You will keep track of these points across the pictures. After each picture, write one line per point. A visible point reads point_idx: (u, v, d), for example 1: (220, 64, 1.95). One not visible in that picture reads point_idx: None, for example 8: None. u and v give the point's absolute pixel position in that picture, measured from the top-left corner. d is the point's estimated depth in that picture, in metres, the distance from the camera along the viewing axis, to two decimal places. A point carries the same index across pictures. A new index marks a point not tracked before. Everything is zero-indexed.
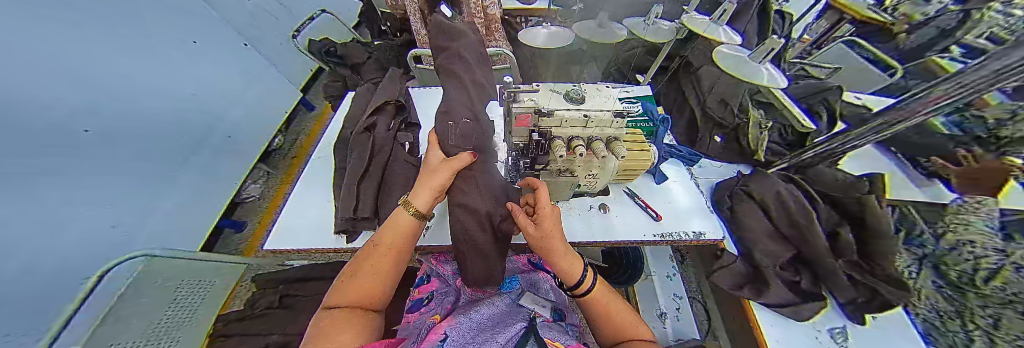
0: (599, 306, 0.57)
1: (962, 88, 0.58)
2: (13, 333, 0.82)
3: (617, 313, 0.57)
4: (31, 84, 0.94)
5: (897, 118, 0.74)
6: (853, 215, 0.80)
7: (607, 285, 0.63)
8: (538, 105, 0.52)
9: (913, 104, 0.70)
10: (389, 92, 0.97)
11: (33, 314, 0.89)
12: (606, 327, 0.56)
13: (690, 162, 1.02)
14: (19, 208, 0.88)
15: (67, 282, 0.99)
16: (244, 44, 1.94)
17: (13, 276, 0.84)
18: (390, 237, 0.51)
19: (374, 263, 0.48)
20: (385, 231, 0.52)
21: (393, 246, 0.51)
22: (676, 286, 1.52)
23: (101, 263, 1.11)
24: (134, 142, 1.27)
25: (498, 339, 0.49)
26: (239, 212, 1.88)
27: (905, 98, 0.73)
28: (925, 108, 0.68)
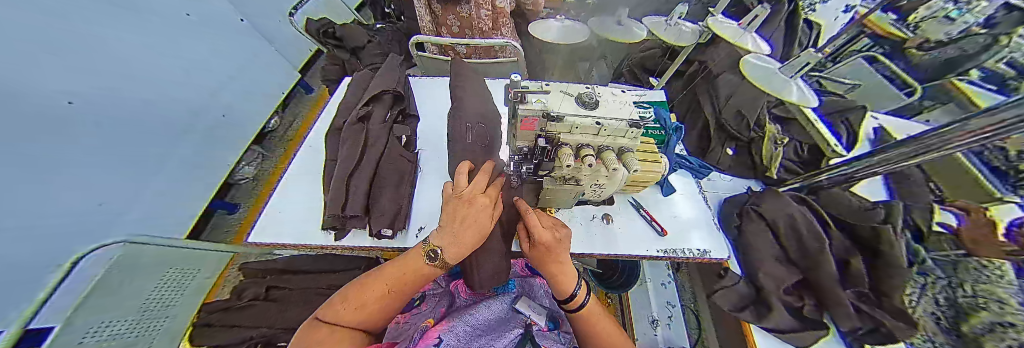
0: (589, 324, 0.54)
1: (993, 125, 0.52)
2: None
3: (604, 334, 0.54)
4: (16, 49, 0.86)
5: (931, 147, 0.66)
6: (867, 241, 0.77)
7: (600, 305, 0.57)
8: (547, 108, 0.48)
9: (940, 136, 0.64)
10: (387, 81, 0.92)
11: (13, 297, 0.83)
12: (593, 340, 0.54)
13: (700, 174, 0.97)
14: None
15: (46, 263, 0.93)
16: (240, 20, 1.83)
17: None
18: (391, 276, 0.46)
19: (366, 296, 0.44)
20: (390, 269, 0.47)
21: (391, 286, 0.45)
22: (671, 294, 1.49)
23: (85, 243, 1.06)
24: (126, 117, 1.21)
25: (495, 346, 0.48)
26: (233, 194, 1.84)
27: (941, 125, 0.65)
28: (961, 141, 0.60)
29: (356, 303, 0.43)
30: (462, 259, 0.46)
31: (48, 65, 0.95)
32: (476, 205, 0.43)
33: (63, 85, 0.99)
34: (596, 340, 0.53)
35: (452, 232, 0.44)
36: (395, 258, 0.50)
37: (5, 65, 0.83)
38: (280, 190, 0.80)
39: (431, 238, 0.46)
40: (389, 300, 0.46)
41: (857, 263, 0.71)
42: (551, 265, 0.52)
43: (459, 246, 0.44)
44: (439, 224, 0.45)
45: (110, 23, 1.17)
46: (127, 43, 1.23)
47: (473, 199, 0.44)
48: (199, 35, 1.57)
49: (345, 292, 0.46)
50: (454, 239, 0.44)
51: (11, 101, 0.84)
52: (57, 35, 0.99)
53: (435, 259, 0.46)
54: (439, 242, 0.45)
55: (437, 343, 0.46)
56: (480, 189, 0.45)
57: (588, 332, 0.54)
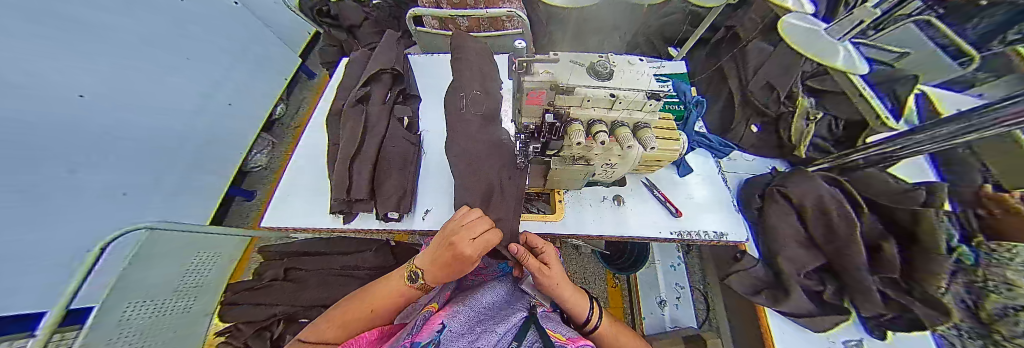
0: (607, 342, 0.54)
1: None
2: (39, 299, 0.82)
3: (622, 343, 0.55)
4: (34, 45, 0.86)
5: (982, 126, 0.58)
6: (905, 227, 0.70)
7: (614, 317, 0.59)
8: (556, 80, 0.42)
9: (984, 115, 0.57)
10: (385, 58, 0.87)
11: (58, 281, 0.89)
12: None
13: (719, 153, 0.91)
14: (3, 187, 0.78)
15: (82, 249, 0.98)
16: (235, 2, 1.71)
17: (34, 243, 0.83)
18: (376, 297, 0.47)
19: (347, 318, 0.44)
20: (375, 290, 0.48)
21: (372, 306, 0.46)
22: (679, 276, 1.49)
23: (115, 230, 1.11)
24: (138, 109, 1.21)
25: (496, 329, 0.43)
26: (248, 181, 1.91)
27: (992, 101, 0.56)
28: (1011, 116, 0.51)
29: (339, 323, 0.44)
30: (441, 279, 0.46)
31: (61, 59, 0.94)
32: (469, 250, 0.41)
33: (79, 80, 0.99)
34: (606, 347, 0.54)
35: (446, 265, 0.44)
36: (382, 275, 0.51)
37: (24, 63, 0.82)
38: (287, 177, 0.79)
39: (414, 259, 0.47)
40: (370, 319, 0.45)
41: (892, 249, 0.65)
42: (570, 294, 0.53)
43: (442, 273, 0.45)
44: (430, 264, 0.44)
45: (116, 9, 1.13)
46: (130, 33, 1.19)
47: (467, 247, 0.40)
48: (198, 21, 1.49)
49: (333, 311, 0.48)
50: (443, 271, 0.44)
51: (30, 98, 0.84)
52: (66, 27, 0.96)
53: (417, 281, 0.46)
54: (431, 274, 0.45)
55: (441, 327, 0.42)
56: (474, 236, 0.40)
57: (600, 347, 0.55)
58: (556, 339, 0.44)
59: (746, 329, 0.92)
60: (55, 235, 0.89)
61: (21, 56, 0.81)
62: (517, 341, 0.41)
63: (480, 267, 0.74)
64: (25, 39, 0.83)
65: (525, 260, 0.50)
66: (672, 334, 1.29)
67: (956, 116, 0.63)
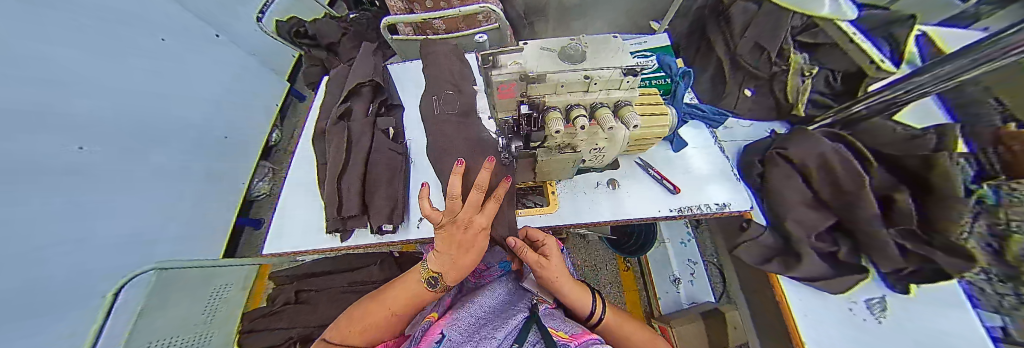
0: (613, 333, 0.54)
1: None
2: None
3: (630, 328, 0.55)
4: (34, 105, 0.89)
5: (981, 62, 0.55)
6: (915, 174, 0.64)
7: (617, 306, 0.59)
8: (525, 69, 0.40)
9: (984, 50, 0.54)
10: (363, 70, 0.87)
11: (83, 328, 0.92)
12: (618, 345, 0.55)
13: (713, 123, 0.88)
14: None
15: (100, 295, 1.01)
16: (216, 35, 1.72)
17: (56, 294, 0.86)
18: (398, 298, 0.47)
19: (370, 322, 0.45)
20: (394, 291, 0.48)
21: (392, 306, 0.46)
22: (691, 252, 1.46)
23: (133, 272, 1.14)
24: (139, 154, 1.23)
25: (495, 335, 0.42)
26: (255, 210, 1.94)
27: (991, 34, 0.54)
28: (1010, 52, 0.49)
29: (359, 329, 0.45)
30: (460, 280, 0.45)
31: (62, 114, 0.97)
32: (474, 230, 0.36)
33: (81, 132, 1.02)
34: (610, 335, 0.54)
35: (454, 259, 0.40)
36: (402, 275, 0.50)
37: (21, 121, 0.84)
38: (283, 201, 0.79)
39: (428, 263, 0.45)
40: (393, 321, 0.46)
41: (904, 199, 0.61)
42: (570, 288, 0.53)
43: (457, 271, 0.42)
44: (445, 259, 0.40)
45: (101, 59, 1.14)
46: (122, 79, 1.21)
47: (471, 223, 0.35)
48: (183, 59, 1.50)
49: (352, 314, 0.49)
50: (456, 268, 0.42)
51: (33, 155, 0.86)
52: (62, 81, 0.99)
53: (437, 284, 0.45)
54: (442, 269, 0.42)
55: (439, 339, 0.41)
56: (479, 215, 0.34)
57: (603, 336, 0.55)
58: (559, 338, 0.42)
59: (763, 299, 0.90)
60: (67, 286, 0.90)
61: (22, 117, 0.84)
62: (517, 343, 0.40)
63: (482, 268, 0.72)
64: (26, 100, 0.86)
65: (521, 254, 0.51)
66: (689, 311, 1.28)
67: (956, 55, 0.61)
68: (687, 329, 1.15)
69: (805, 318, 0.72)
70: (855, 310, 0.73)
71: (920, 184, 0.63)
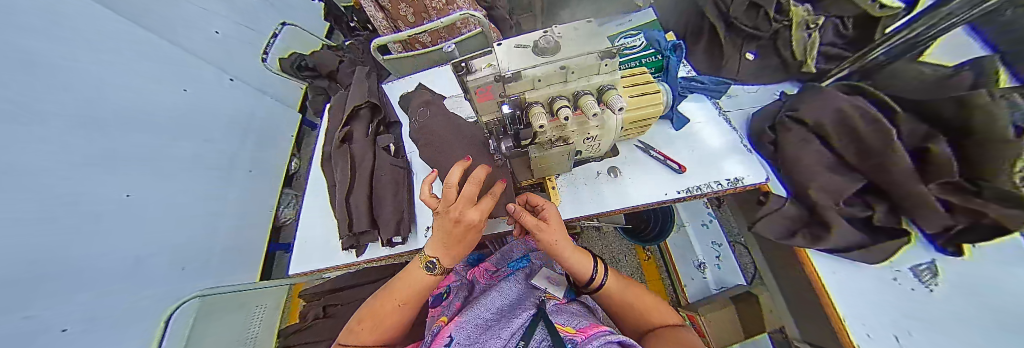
0: (617, 299, 0.54)
1: None
2: None
3: (637, 297, 0.54)
4: (74, 163, 1.00)
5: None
6: (949, 121, 0.57)
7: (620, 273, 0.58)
8: (499, 70, 0.41)
9: None
10: (359, 92, 0.91)
11: None
12: (627, 317, 0.54)
13: (713, 95, 0.84)
14: (72, 292, 0.90)
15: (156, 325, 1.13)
16: (230, 79, 1.85)
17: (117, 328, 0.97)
18: (402, 289, 0.50)
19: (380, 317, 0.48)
20: (398, 282, 0.50)
21: (401, 300, 0.49)
22: (714, 233, 1.39)
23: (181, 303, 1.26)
24: (177, 195, 1.37)
25: (502, 334, 0.45)
26: (284, 235, 2.08)
27: None
28: None
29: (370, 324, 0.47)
30: (456, 264, 0.49)
31: (100, 169, 1.09)
32: (463, 221, 0.39)
33: (120, 182, 1.15)
34: (613, 298, 0.54)
35: (445, 245, 0.45)
36: (401, 270, 0.52)
37: (66, 179, 0.96)
38: (300, 224, 0.85)
39: (426, 249, 0.48)
40: (402, 314, 0.49)
41: (941, 150, 0.55)
42: (570, 254, 0.52)
43: (451, 257, 0.47)
44: (438, 242, 0.45)
45: (135, 115, 1.28)
46: (154, 131, 1.35)
47: (462, 215, 0.39)
48: (204, 104, 1.64)
49: (361, 313, 0.51)
50: (448, 252, 0.46)
51: (73, 209, 0.97)
52: (100, 140, 1.11)
53: (434, 268, 0.48)
54: (435, 253, 0.47)
55: (447, 343, 0.45)
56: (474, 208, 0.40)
57: (606, 301, 0.56)
58: (565, 333, 0.43)
59: (790, 274, 0.84)
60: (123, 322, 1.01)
61: (62, 175, 0.95)
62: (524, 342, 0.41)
63: (492, 269, 0.76)
64: (66, 161, 0.97)
65: (521, 217, 0.49)
66: (718, 296, 1.21)
67: None
68: (717, 316, 1.09)
69: (840, 292, 0.67)
70: (901, 280, 0.67)
71: (951, 130, 0.58)
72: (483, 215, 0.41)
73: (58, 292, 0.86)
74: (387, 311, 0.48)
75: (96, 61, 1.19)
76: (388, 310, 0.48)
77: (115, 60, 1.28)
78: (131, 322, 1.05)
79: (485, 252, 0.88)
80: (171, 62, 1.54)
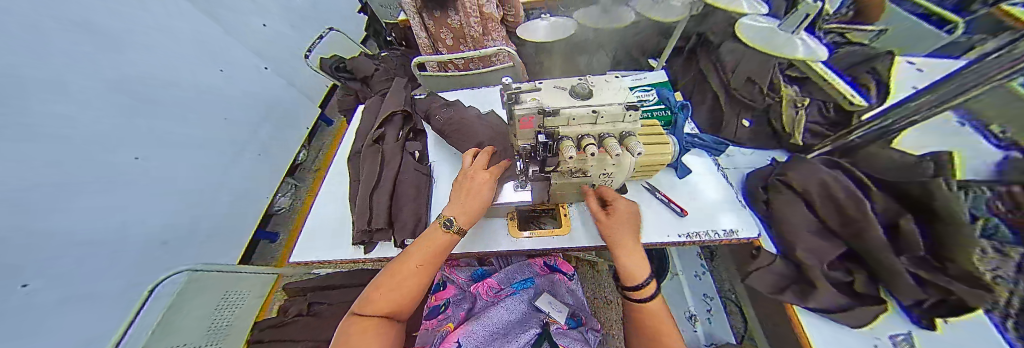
0: (648, 320, 0.52)
1: (1007, 66, 0.52)
2: None
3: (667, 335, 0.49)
4: (70, 120, 1.05)
5: (968, 87, 0.61)
6: (918, 201, 0.65)
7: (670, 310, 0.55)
8: (542, 105, 0.49)
9: (963, 80, 0.62)
10: (395, 100, 1.00)
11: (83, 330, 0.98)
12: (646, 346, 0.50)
13: (714, 151, 0.94)
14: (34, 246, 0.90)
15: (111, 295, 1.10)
16: (266, 67, 2.00)
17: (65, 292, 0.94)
18: (421, 253, 0.52)
19: (397, 283, 0.48)
20: (418, 246, 0.53)
21: (422, 262, 0.51)
22: (706, 286, 1.41)
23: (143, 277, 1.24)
24: (173, 165, 1.41)
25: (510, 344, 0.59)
26: (273, 224, 2.02)
27: (979, 61, 0.62)
28: (995, 75, 0.56)
29: (387, 290, 0.47)
30: (473, 223, 0.56)
31: (95, 132, 1.13)
32: (476, 180, 0.59)
33: (113, 145, 1.18)
34: (646, 316, 0.53)
35: (461, 202, 0.56)
36: (415, 240, 0.56)
37: (55, 134, 1.01)
38: (312, 214, 0.87)
39: (443, 210, 0.56)
40: (421, 276, 0.50)
41: (909, 226, 0.62)
42: (624, 254, 0.56)
43: (467, 212, 0.55)
44: (452, 200, 0.58)
45: (154, 87, 1.37)
46: (171, 105, 1.44)
47: (474, 175, 0.60)
48: (231, 84, 1.76)
49: (374, 285, 0.50)
50: (463, 207, 0.56)
51: (51, 166, 0.98)
52: (104, 104, 1.18)
53: (451, 226, 0.54)
54: (451, 211, 0.55)
55: None
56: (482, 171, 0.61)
57: (641, 319, 0.54)
58: None
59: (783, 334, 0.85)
60: None
61: (56, 131, 1.01)
62: None
63: (497, 287, 0.77)
64: (64, 118, 1.03)
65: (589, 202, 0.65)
66: None
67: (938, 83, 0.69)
68: None
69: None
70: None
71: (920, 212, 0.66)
72: (487, 175, 0.60)
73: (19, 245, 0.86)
74: (405, 275, 0.49)
75: (128, 35, 1.30)
76: (407, 273, 0.50)
77: (156, 39, 1.41)
78: (87, 287, 1.03)
79: (490, 269, 0.87)
80: (207, 45, 1.65)
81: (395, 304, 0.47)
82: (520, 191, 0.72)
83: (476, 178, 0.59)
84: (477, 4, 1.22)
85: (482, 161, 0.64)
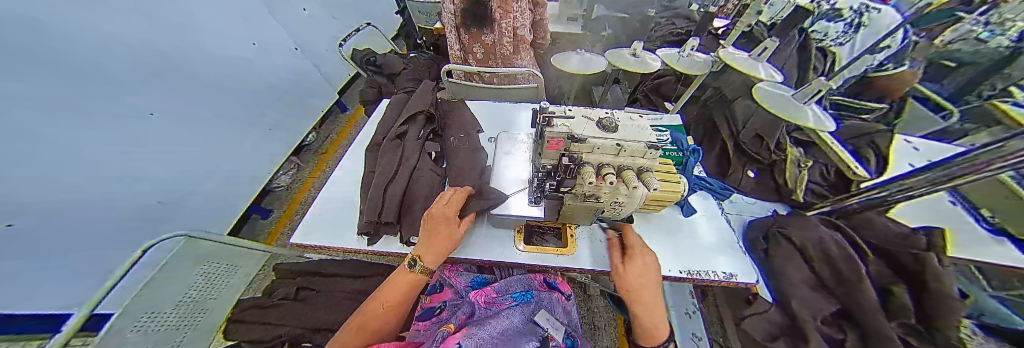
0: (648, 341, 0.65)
1: (1001, 158, 0.58)
2: (35, 297, 0.88)
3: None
4: (109, 68, 1.11)
5: (962, 172, 0.67)
6: (909, 271, 0.71)
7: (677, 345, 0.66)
8: (572, 131, 0.53)
9: (960, 164, 0.67)
10: (420, 102, 1.04)
11: (50, 279, 0.95)
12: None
13: (720, 196, 0.97)
14: (47, 183, 0.93)
15: (93, 246, 1.08)
16: (294, 48, 2.13)
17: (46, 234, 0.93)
18: (389, 293, 0.60)
19: (369, 320, 0.57)
20: (388, 286, 0.61)
21: (389, 301, 0.60)
22: (695, 325, 1.34)
23: (131, 233, 1.22)
24: (189, 126, 1.44)
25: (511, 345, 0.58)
26: (267, 201, 1.99)
27: (976, 149, 0.66)
28: (988, 166, 0.61)
29: (359, 326, 0.56)
30: (437, 263, 0.60)
31: (126, 83, 1.18)
32: (438, 223, 0.60)
33: (135, 100, 1.22)
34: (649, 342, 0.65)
35: (426, 246, 0.60)
36: (387, 278, 0.63)
37: (94, 80, 1.06)
38: (321, 198, 0.87)
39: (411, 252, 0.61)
40: (391, 309, 0.60)
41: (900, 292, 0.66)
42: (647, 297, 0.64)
43: (431, 255, 0.59)
44: (419, 243, 0.61)
45: (189, 51, 1.45)
46: (199, 68, 1.50)
47: (435, 219, 0.60)
48: (257, 58, 1.84)
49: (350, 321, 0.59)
50: (427, 250, 0.59)
51: (83, 109, 1.02)
52: (141, 61, 1.23)
53: (416, 267, 0.60)
54: (415, 253, 0.60)
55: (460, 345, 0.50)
56: (445, 211, 0.61)
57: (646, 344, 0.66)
58: None
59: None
60: (59, 230, 0.98)
61: (91, 77, 1.05)
62: None
63: (494, 295, 0.77)
64: (101, 64, 1.09)
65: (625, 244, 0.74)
66: None
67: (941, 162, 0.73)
68: None
69: None
70: None
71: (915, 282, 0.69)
72: (447, 215, 0.61)
73: (32, 181, 0.89)
74: (375, 313, 0.58)
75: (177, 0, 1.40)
76: (378, 310, 0.59)
77: (200, 7, 1.51)
78: (73, 235, 1.02)
79: (489, 277, 0.88)
80: (244, 20, 1.76)
81: (366, 337, 0.56)
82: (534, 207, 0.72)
83: (437, 220, 0.60)
84: (512, 27, 1.30)
85: (443, 201, 0.63)
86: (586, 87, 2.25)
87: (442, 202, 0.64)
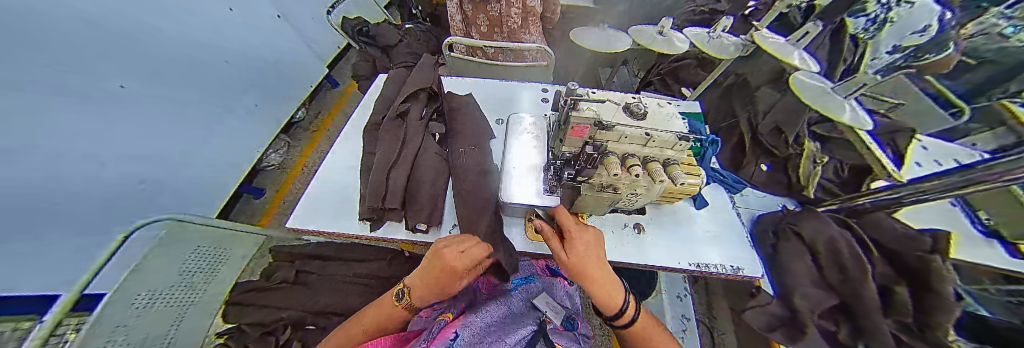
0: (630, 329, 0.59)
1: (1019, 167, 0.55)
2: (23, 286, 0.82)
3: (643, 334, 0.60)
4: (76, 34, 0.91)
5: (979, 179, 0.63)
6: (910, 269, 0.74)
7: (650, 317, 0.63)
8: (599, 117, 0.48)
9: (974, 171, 0.64)
10: (421, 78, 0.95)
11: None
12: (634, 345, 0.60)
13: (732, 189, 0.95)
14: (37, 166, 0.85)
15: None
16: (278, 15, 1.88)
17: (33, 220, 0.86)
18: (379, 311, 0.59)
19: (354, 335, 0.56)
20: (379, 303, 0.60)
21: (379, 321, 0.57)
22: (685, 307, 1.42)
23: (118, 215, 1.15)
24: (156, 102, 1.22)
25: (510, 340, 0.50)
26: (258, 180, 1.91)
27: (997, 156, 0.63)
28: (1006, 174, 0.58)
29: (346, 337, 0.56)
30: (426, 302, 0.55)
31: (98, 50, 0.98)
32: (437, 269, 0.50)
33: (105, 69, 1.01)
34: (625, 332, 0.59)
35: (422, 286, 0.53)
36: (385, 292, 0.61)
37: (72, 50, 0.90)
38: (315, 182, 0.81)
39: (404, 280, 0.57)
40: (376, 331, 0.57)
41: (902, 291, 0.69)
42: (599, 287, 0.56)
43: (423, 294, 0.54)
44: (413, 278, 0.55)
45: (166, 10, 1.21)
46: (175, 32, 1.28)
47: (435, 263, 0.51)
48: (239, 27, 1.59)
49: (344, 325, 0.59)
50: (419, 288, 0.53)
51: (55, 80, 0.85)
52: (112, 23, 1.03)
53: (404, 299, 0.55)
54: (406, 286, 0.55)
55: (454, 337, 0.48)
56: (450, 265, 0.49)
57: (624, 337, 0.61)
58: None
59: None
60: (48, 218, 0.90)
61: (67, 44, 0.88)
62: None
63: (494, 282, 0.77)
64: (70, 28, 0.89)
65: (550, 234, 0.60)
66: None
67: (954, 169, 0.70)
68: None
69: None
70: None
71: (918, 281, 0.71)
72: (453, 269, 0.49)
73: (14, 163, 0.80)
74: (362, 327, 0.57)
75: None
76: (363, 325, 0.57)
77: None
78: None
79: None
80: None
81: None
82: (546, 196, 0.67)
83: (440, 267, 0.50)
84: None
85: (453, 246, 0.51)
86: (592, 67, 2.12)
87: (457, 244, 0.52)
